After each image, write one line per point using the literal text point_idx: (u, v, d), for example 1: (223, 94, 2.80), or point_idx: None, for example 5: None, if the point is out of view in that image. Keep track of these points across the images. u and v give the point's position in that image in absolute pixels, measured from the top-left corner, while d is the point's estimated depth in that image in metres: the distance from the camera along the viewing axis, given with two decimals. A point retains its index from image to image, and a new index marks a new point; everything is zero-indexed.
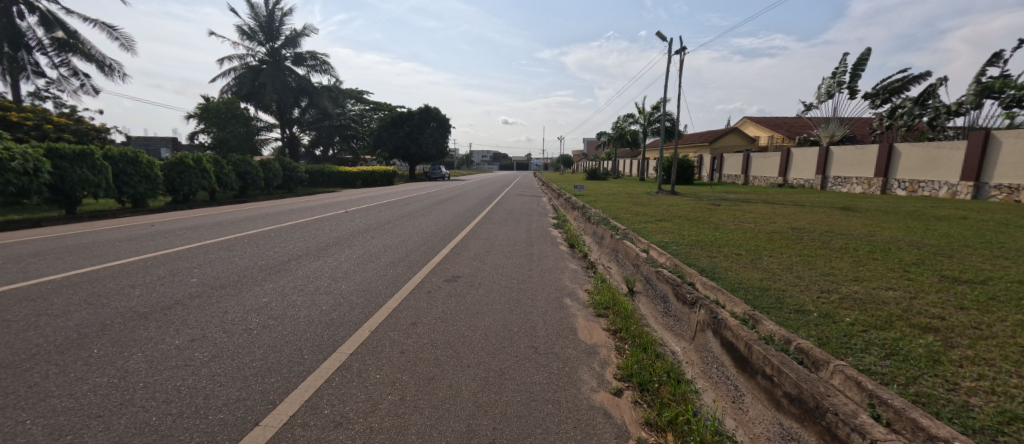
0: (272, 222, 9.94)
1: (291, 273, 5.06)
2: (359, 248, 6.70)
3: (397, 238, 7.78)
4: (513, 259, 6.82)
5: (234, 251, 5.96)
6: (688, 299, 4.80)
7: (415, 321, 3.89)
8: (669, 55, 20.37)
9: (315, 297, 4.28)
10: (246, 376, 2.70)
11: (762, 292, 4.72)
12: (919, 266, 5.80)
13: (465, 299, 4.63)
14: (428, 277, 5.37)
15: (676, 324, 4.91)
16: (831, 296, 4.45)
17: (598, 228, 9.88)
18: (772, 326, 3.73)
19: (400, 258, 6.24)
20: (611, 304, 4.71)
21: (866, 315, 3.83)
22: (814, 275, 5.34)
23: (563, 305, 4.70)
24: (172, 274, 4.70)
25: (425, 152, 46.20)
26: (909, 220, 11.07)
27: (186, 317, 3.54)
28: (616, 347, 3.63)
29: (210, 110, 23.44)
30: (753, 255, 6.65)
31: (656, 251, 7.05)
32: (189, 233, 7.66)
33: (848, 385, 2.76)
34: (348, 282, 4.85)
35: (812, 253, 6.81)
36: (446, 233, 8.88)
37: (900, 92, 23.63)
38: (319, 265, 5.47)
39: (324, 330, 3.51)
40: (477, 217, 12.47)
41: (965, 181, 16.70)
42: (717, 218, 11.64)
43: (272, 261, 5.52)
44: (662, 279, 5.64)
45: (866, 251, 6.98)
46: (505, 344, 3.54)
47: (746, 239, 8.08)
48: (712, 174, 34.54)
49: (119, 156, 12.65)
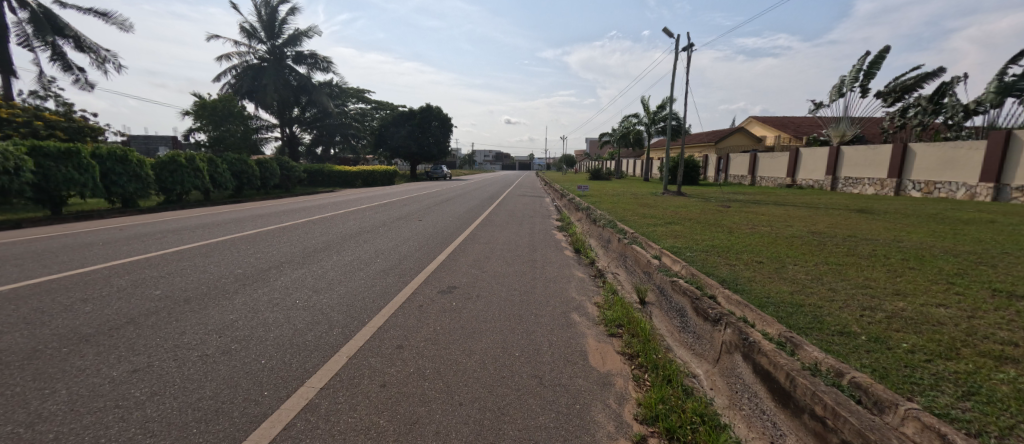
0: (262, 224, 9.43)
1: (269, 283, 4.55)
2: (347, 254, 6.17)
3: (391, 242, 7.27)
4: (514, 266, 6.29)
5: (211, 257, 5.46)
6: (710, 315, 4.29)
7: (401, 343, 3.38)
8: (677, 51, 19.80)
9: (291, 313, 3.78)
10: (186, 424, 2.20)
11: (795, 309, 4.18)
12: (963, 278, 5.25)
13: (460, 315, 4.13)
14: (421, 288, 4.86)
15: (695, 343, 4.40)
16: (877, 314, 3.93)
17: (603, 232, 9.38)
18: (817, 353, 3.20)
19: (391, 266, 5.72)
20: (625, 320, 4.20)
21: (923, 339, 3.32)
22: (851, 289, 4.80)
23: (570, 322, 4.19)
24: (133, 286, 4.19)
25: (426, 151, 45.75)
26: (934, 223, 10.48)
27: (133, 341, 3.04)
28: (635, 376, 3.13)
29: (206, 108, 22.84)
30: (777, 263, 6.10)
31: (669, 258, 6.52)
32: (168, 236, 7.16)
33: (927, 438, 2.21)
34: (331, 295, 4.36)
35: (840, 261, 6.26)
36: (444, 237, 8.35)
37: (913, 91, 22.94)
38: (300, 275, 4.95)
39: (293, 356, 3.00)
40: (478, 219, 11.93)
41: (984, 182, 16.02)
42: (729, 221, 11.10)
43: (250, 270, 5.00)
44: (679, 291, 5.11)
45: (898, 259, 6.45)
46: (504, 373, 3.03)
47: (765, 244, 7.53)
48: (719, 174, 33.89)
49: (108, 155, 12.17)
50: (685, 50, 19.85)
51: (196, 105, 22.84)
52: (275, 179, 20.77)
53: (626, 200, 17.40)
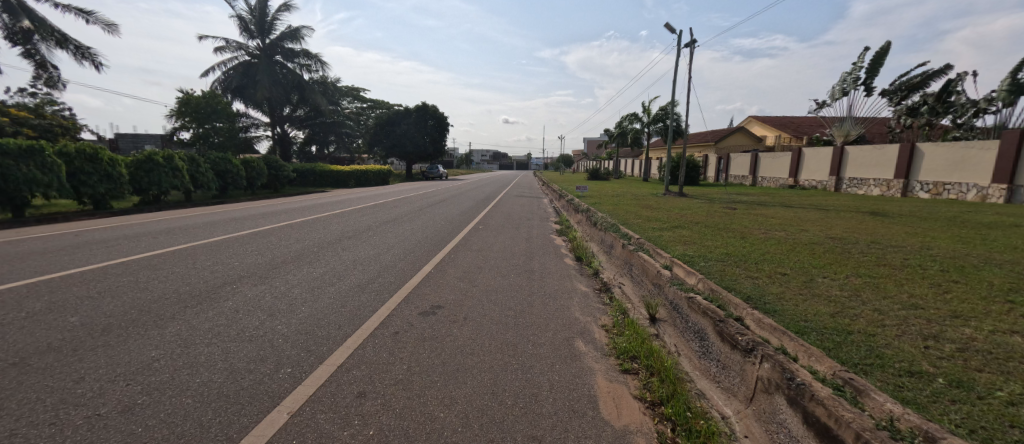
0: (237, 227, 8.68)
1: (218, 305, 3.83)
2: (321, 265, 5.47)
3: (373, 251, 6.59)
4: (509, 279, 5.58)
5: (159, 271, 4.70)
6: (740, 343, 3.62)
7: (363, 389, 2.68)
8: (679, 47, 19.04)
9: (234, 345, 3.08)
10: None
11: (843, 337, 3.50)
12: (1022, 294, 4.62)
13: (442, 345, 3.42)
14: (398, 309, 4.14)
15: (721, 373, 3.74)
16: (946, 345, 3.28)
17: (606, 236, 8.71)
18: (890, 405, 2.52)
19: (367, 281, 4.98)
20: (640, 351, 3.50)
21: (1021, 386, 2.66)
22: (898, 310, 4.15)
23: (574, 353, 3.50)
24: (46, 312, 3.43)
25: (423, 150, 44.99)
26: (956, 228, 9.86)
27: (7, 395, 2.33)
28: (660, 435, 2.45)
29: (190, 104, 21.88)
30: (804, 276, 5.44)
31: (681, 268, 5.85)
32: (123, 243, 6.38)
33: None
34: (289, 320, 3.64)
35: (873, 273, 5.61)
36: (433, 243, 7.65)
37: (919, 89, 22.34)
38: (258, 293, 4.22)
39: (217, 416, 2.29)
40: (472, 221, 11.25)
41: (997, 184, 15.40)
42: (740, 224, 10.42)
43: (198, 288, 4.26)
44: (698, 310, 4.44)
45: (937, 270, 5.79)
46: (492, 436, 2.32)
47: (785, 253, 6.86)
48: (719, 174, 33.24)
49: (76, 153, 11.37)
50: (688, 46, 19.12)
51: (179, 101, 21.98)
52: (262, 178, 19.91)
53: (627, 202, 16.74)
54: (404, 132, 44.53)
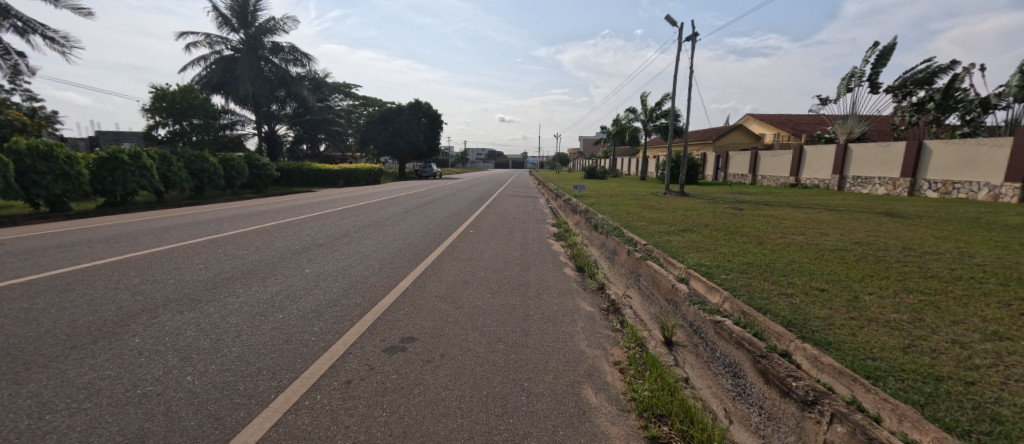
0: (199, 232, 7.77)
1: (120, 343, 2.94)
2: (275, 283, 4.59)
3: (343, 262, 5.73)
4: (500, 298, 4.73)
5: (67, 295, 3.78)
6: (796, 390, 2.76)
7: None
8: (680, 41, 18.27)
9: (111, 414, 2.20)
10: None
11: (933, 385, 2.69)
12: None
13: (406, 403, 2.55)
14: (358, 344, 3.27)
15: (767, 426, 2.88)
16: None
17: (608, 240, 7.89)
18: None
19: (327, 303, 4.09)
20: (670, 407, 2.66)
21: None
22: (980, 341, 3.36)
23: (582, 409, 2.65)
24: None
25: (416, 148, 44.00)
26: (984, 230, 9.10)
27: None
28: None
29: (165, 100, 20.92)
30: (846, 292, 4.64)
31: (699, 283, 5.02)
32: (51, 254, 5.46)
33: None
34: (206, 366, 2.74)
35: (923, 288, 4.83)
36: (415, 251, 6.79)
37: (925, 85, 21.70)
38: (182, 324, 3.34)
39: None
40: (461, 224, 10.38)
41: (1009, 182, 14.73)
42: (752, 228, 9.60)
43: (108, 317, 3.37)
44: (731, 338, 3.61)
45: (994, 284, 5.01)
46: None
47: (814, 262, 6.06)
48: (718, 173, 32.31)
49: (27, 150, 10.38)
50: (689, 39, 18.34)
51: (153, 96, 20.88)
52: (243, 177, 18.84)
53: (627, 201, 15.93)
54: (396, 130, 43.55)
